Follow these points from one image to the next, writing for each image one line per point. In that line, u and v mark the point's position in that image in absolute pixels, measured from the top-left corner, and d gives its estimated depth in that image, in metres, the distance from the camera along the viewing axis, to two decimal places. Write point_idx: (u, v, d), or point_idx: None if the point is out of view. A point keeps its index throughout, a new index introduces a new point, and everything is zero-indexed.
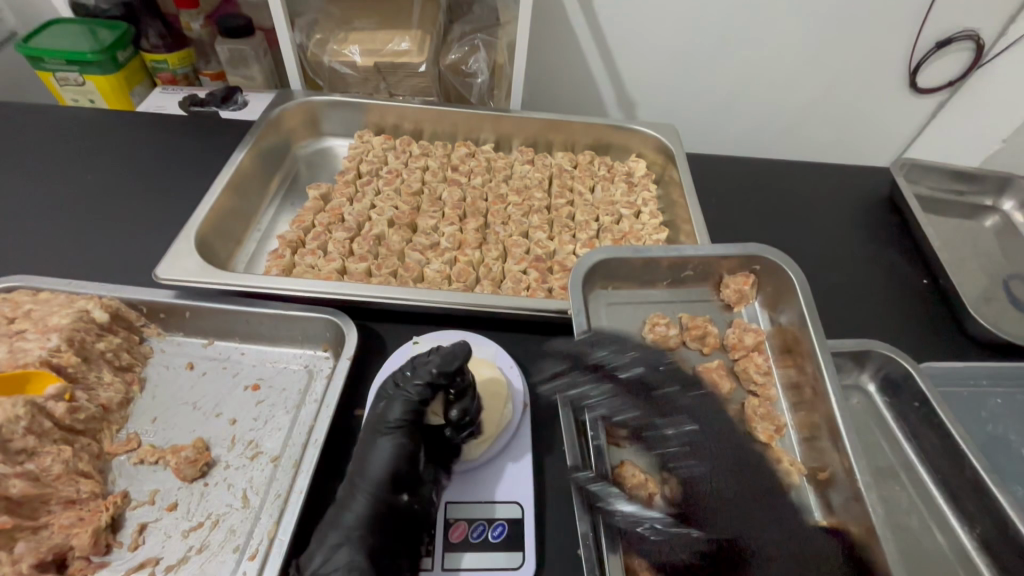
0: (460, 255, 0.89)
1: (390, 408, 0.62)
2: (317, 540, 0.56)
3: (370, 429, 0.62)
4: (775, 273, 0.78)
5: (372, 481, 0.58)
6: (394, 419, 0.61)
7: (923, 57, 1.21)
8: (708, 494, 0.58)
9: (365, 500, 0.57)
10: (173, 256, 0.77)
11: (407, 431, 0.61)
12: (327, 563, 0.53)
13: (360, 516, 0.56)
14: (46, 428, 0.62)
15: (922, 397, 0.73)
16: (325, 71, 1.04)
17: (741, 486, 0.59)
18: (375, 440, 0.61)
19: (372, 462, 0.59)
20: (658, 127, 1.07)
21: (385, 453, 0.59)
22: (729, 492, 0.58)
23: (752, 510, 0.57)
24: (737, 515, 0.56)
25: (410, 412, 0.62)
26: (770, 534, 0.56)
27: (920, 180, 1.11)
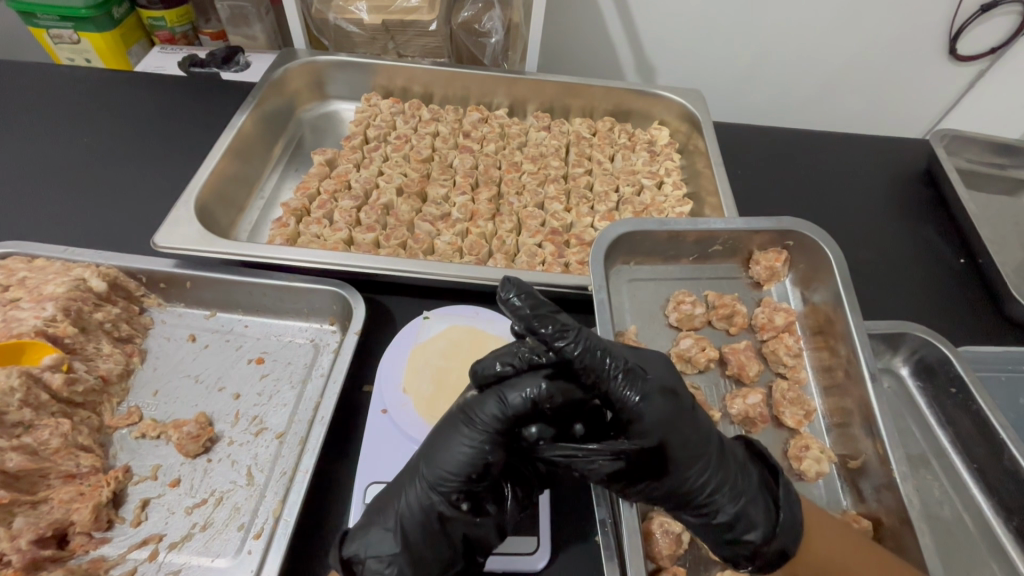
0: (472, 227, 0.85)
1: (483, 403, 0.48)
2: (368, 514, 0.52)
3: (457, 419, 0.49)
4: (810, 249, 0.73)
5: (435, 481, 0.49)
6: (486, 416, 0.48)
7: (966, 22, 1.12)
8: (654, 422, 0.47)
9: (422, 495, 0.49)
10: (171, 223, 0.73)
11: (497, 436, 0.48)
12: (369, 548, 0.50)
13: (411, 511, 0.49)
14: (43, 400, 0.60)
15: (959, 382, 0.69)
16: (330, 28, 0.97)
17: (682, 405, 0.49)
18: (451, 433, 0.49)
19: (442, 456, 0.49)
20: (683, 93, 1.00)
21: (461, 452, 0.48)
22: (672, 410, 0.48)
23: (685, 434, 0.48)
24: (680, 436, 0.48)
25: (502, 421, 0.47)
26: (704, 455, 0.48)
27: (960, 151, 1.03)
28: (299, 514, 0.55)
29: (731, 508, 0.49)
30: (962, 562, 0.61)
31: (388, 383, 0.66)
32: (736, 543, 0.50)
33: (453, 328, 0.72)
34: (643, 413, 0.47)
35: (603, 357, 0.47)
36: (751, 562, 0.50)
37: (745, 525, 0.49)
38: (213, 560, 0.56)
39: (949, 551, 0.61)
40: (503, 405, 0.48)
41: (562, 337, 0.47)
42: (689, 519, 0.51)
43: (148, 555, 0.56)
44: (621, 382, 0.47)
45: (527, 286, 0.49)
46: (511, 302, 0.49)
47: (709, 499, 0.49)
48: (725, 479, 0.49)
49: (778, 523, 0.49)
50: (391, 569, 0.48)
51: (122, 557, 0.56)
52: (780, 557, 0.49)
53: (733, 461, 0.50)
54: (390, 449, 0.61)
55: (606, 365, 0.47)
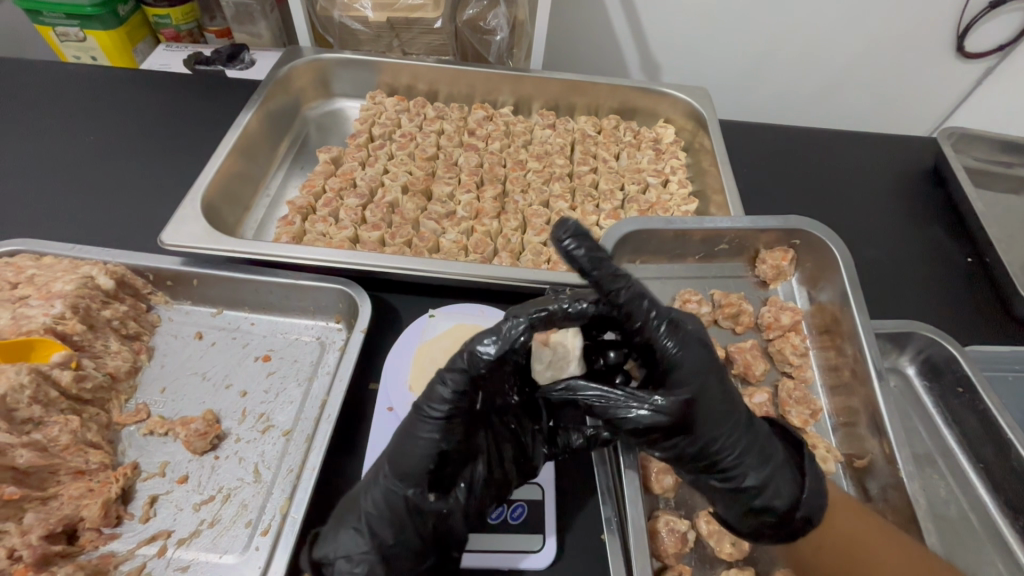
0: (478, 225, 0.85)
1: (436, 389, 0.49)
2: (337, 517, 0.51)
3: (414, 409, 0.51)
4: (817, 248, 0.72)
5: (399, 474, 0.49)
6: (439, 402, 0.49)
7: (974, 18, 1.11)
8: (692, 375, 0.49)
9: (389, 490, 0.49)
10: (177, 221, 0.73)
11: (452, 418, 0.49)
12: (341, 549, 0.49)
13: (377, 507, 0.49)
14: (52, 397, 0.61)
15: (966, 381, 0.69)
16: (335, 26, 0.97)
17: (715, 365, 0.51)
18: (410, 422, 0.50)
19: (403, 449, 0.50)
20: (689, 90, 1.00)
21: (418, 441, 0.49)
22: (707, 366, 0.49)
23: (719, 392, 0.49)
24: (715, 393, 0.49)
25: (458, 401, 0.49)
26: (734, 415, 0.50)
27: (968, 149, 1.03)
28: (306, 511, 0.56)
29: (758, 474, 0.49)
30: (969, 561, 0.60)
31: (394, 381, 0.66)
32: (759, 512, 0.50)
33: (459, 326, 0.72)
34: (682, 362, 0.49)
35: (650, 307, 0.50)
36: (774, 533, 0.50)
37: (772, 492, 0.49)
38: (221, 556, 0.56)
39: (956, 551, 0.61)
40: (454, 387, 0.49)
41: (617, 283, 0.49)
42: (713, 487, 0.51)
43: (157, 551, 0.57)
44: (663, 332, 0.49)
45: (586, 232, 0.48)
46: (565, 245, 0.48)
47: (737, 461, 0.49)
48: (751, 443, 0.50)
49: (804, 492, 0.50)
50: (363, 567, 0.48)
51: (131, 553, 0.56)
52: (803, 526, 0.50)
53: (759, 427, 0.52)
54: None
55: (650, 315, 0.50)
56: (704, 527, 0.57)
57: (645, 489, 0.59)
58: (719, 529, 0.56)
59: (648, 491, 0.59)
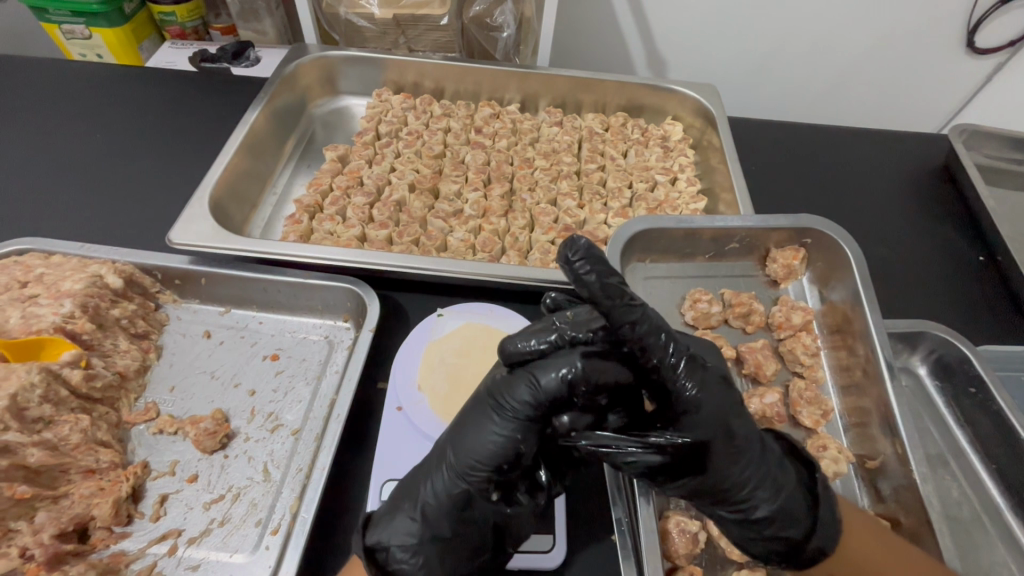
0: (485, 223, 0.85)
1: (514, 388, 0.48)
2: (391, 503, 0.52)
3: (487, 406, 0.49)
4: (828, 248, 0.72)
5: (464, 470, 0.49)
6: (517, 401, 0.48)
7: (986, 13, 1.09)
8: (709, 416, 0.47)
9: (451, 484, 0.49)
10: (185, 220, 0.73)
11: (529, 423, 0.48)
12: (394, 536, 0.50)
13: (437, 500, 0.50)
14: (63, 396, 0.61)
15: (979, 381, 0.68)
16: (341, 23, 0.97)
17: (727, 401, 0.48)
18: (483, 419, 0.49)
19: (471, 445, 0.49)
20: (697, 87, 0.99)
21: (490, 440, 0.48)
22: (719, 404, 0.47)
23: (734, 430, 0.48)
24: (728, 432, 0.47)
25: (534, 406, 0.48)
26: (749, 450, 0.48)
27: (978, 146, 1.01)
28: (316, 512, 0.55)
29: (768, 506, 0.49)
30: (981, 563, 0.60)
31: (403, 380, 0.66)
32: (771, 539, 0.50)
33: (467, 325, 0.71)
34: (698, 404, 0.46)
35: (666, 343, 0.46)
36: (783, 558, 0.51)
37: (782, 522, 0.49)
38: (231, 556, 0.56)
39: (967, 551, 0.60)
40: (535, 390, 0.48)
41: (627, 316, 0.44)
42: (722, 514, 0.51)
43: (168, 549, 0.57)
44: (680, 370, 0.46)
45: (598, 251, 0.44)
46: (575, 266, 0.43)
47: (748, 495, 0.49)
48: (764, 478, 0.49)
49: (817, 520, 0.50)
50: (417, 560, 0.49)
51: (142, 552, 0.56)
52: (815, 554, 0.50)
53: (772, 456, 0.50)
54: (406, 448, 0.61)
55: (667, 352, 0.46)
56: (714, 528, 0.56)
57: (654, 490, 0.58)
58: None
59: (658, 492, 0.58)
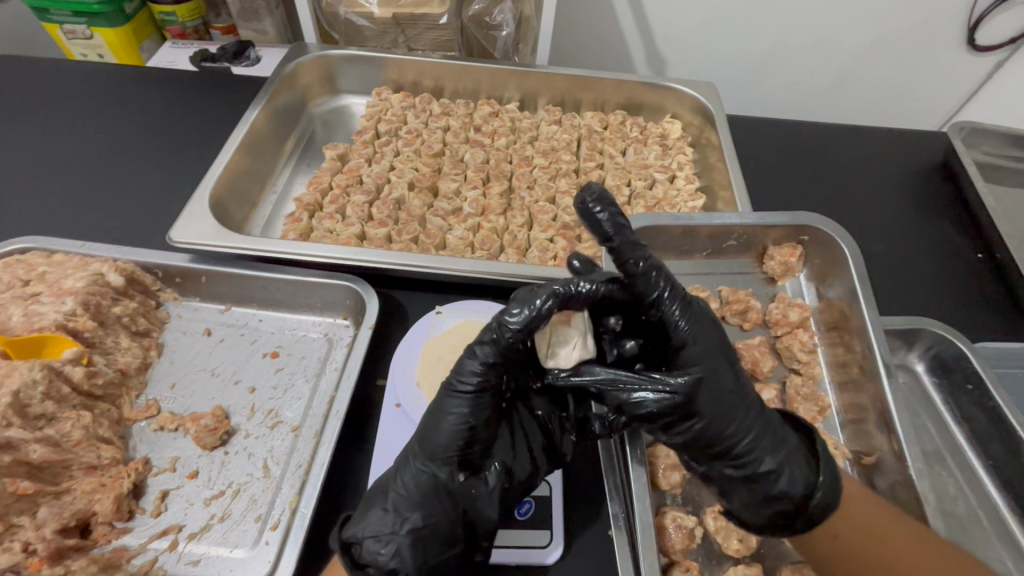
0: (484, 221, 0.85)
1: (461, 365, 0.50)
2: (367, 500, 0.52)
3: (442, 387, 0.52)
4: (825, 244, 0.72)
5: (430, 453, 0.50)
6: (468, 375, 0.50)
7: (985, 12, 1.09)
8: (702, 354, 0.50)
9: (420, 470, 0.50)
10: (185, 219, 0.73)
11: (481, 395, 0.50)
12: (369, 527, 0.49)
13: (408, 488, 0.50)
14: (64, 394, 0.61)
15: (976, 378, 0.68)
16: (341, 22, 0.97)
17: (724, 348, 0.52)
18: (439, 400, 0.51)
19: (433, 426, 0.51)
20: (696, 85, 0.99)
21: (447, 419, 0.50)
22: (716, 346, 0.51)
23: (731, 374, 0.51)
24: (723, 373, 0.50)
25: (483, 377, 0.49)
26: (746, 398, 0.51)
27: (977, 144, 1.01)
28: (314, 507, 0.56)
29: (773, 458, 0.50)
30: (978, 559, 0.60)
31: (402, 377, 0.66)
32: (775, 499, 0.50)
33: (466, 322, 0.72)
34: (690, 341, 0.50)
35: (665, 282, 0.51)
36: (792, 523, 0.50)
37: (788, 478, 0.50)
38: (231, 551, 0.57)
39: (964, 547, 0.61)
40: (482, 360, 0.49)
41: (635, 253, 0.51)
42: (728, 475, 0.51)
43: (168, 545, 0.57)
44: (675, 309, 0.51)
45: (612, 200, 0.52)
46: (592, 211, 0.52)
47: (753, 444, 0.50)
48: (766, 427, 0.51)
49: (819, 476, 0.50)
50: (390, 549, 0.48)
51: (143, 547, 0.57)
52: (818, 512, 0.49)
53: (770, 409, 0.53)
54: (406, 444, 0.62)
55: (663, 291, 0.51)
56: (711, 523, 0.56)
57: (652, 486, 0.59)
58: (726, 526, 0.56)
59: (655, 488, 0.59)
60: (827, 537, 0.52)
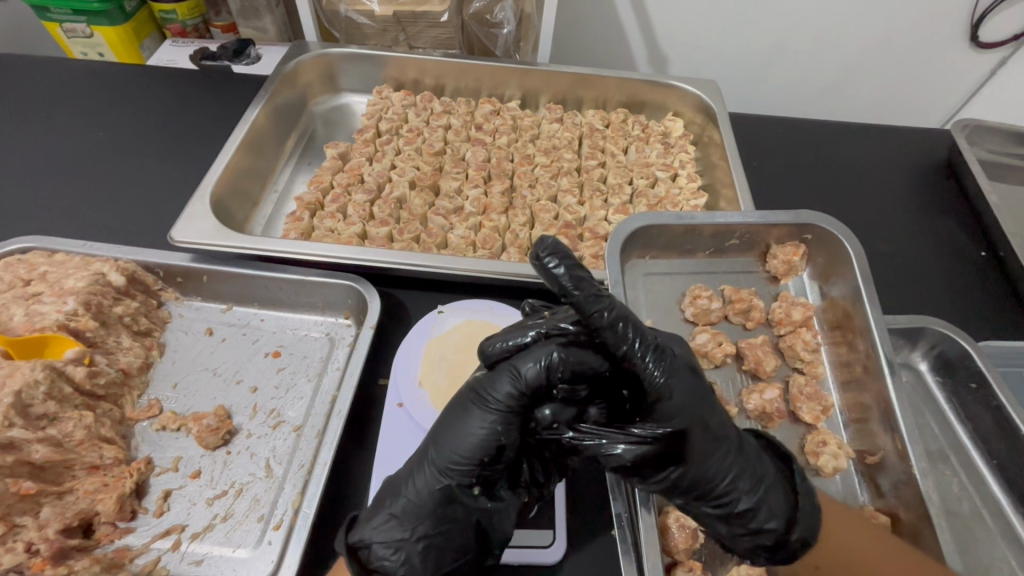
0: (486, 220, 0.85)
1: (496, 380, 0.49)
2: (375, 502, 0.52)
3: (471, 398, 0.50)
4: (829, 243, 0.72)
5: (447, 464, 0.49)
6: (501, 393, 0.48)
7: (989, 8, 1.09)
8: (682, 405, 0.48)
9: (435, 479, 0.50)
10: (187, 218, 0.73)
11: (512, 416, 0.48)
12: (378, 533, 0.50)
13: (420, 497, 0.50)
14: (66, 393, 0.61)
15: (979, 377, 0.68)
16: (342, 20, 0.97)
17: (701, 391, 0.50)
18: (466, 412, 0.50)
19: (457, 439, 0.49)
20: (698, 83, 0.99)
21: (475, 433, 0.48)
22: (692, 391, 0.49)
23: (709, 420, 0.49)
24: (701, 421, 0.48)
25: (516, 399, 0.48)
26: (723, 443, 0.50)
27: (981, 141, 1.01)
28: (318, 507, 0.56)
29: (749, 498, 0.50)
30: (982, 559, 0.60)
31: (404, 376, 0.66)
32: (755, 535, 0.51)
33: (468, 322, 0.71)
34: (668, 393, 0.48)
35: (632, 332, 0.47)
36: (771, 555, 0.52)
37: (765, 513, 0.50)
38: (234, 551, 0.57)
39: (968, 547, 0.61)
40: (517, 381, 0.48)
41: (598, 304, 0.46)
42: (706, 513, 0.51)
43: (171, 545, 0.57)
44: (649, 360, 0.47)
45: (563, 245, 0.48)
46: (546, 263, 0.48)
47: (730, 486, 0.50)
48: (744, 469, 0.50)
49: (797, 511, 0.51)
50: (399, 555, 0.49)
51: (146, 547, 0.57)
52: (799, 547, 0.51)
53: (749, 446, 0.52)
54: (407, 443, 0.62)
55: (633, 342, 0.47)
56: None
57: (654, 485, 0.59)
58: None
59: None
60: (807, 568, 0.53)
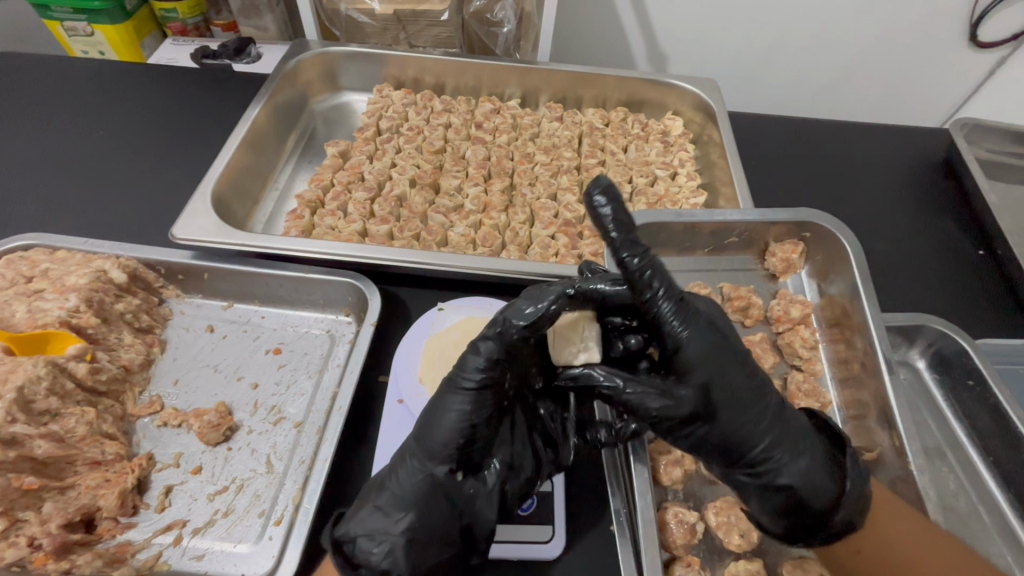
0: (486, 218, 0.85)
1: (465, 364, 0.52)
2: (360, 498, 0.52)
3: (444, 386, 0.53)
4: (827, 241, 0.72)
5: (427, 451, 0.51)
6: (470, 374, 0.51)
7: (989, 7, 1.09)
8: (703, 359, 0.50)
9: (415, 468, 0.51)
10: (188, 215, 0.73)
11: (483, 394, 0.51)
12: (363, 526, 0.49)
13: (404, 486, 0.50)
14: (68, 389, 0.61)
15: (977, 374, 0.68)
16: (342, 19, 0.97)
17: (732, 350, 0.51)
18: (441, 398, 0.52)
19: (434, 424, 0.51)
20: (697, 82, 0.99)
21: (450, 415, 0.51)
22: (720, 349, 0.50)
23: (737, 378, 0.50)
24: (728, 377, 0.50)
25: (483, 376, 0.51)
26: (761, 405, 0.51)
27: (979, 140, 1.01)
28: (318, 502, 0.56)
29: (791, 469, 0.50)
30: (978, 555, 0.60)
31: (404, 373, 0.67)
32: (796, 511, 0.51)
33: (468, 319, 0.72)
34: (689, 347, 0.49)
35: (661, 284, 0.49)
36: (813, 536, 0.51)
37: (808, 489, 0.50)
38: (235, 546, 0.57)
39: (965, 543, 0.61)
40: (487, 357, 0.51)
41: (634, 253, 0.48)
42: (744, 483, 0.52)
43: (172, 540, 0.57)
44: (672, 314, 0.49)
45: (617, 192, 0.49)
46: (597, 204, 0.49)
47: (768, 454, 0.50)
48: (783, 435, 0.51)
49: (845, 492, 0.50)
50: (383, 549, 0.48)
51: (147, 542, 0.57)
52: (842, 527, 0.50)
53: (791, 416, 0.52)
54: None
55: (660, 294, 0.49)
56: (712, 519, 0.56)
57: (653, 481, 0.59)
58: (728, 522, 0.56)
59: (657, 483, 0.59)
60: (849, 552, 0.53)
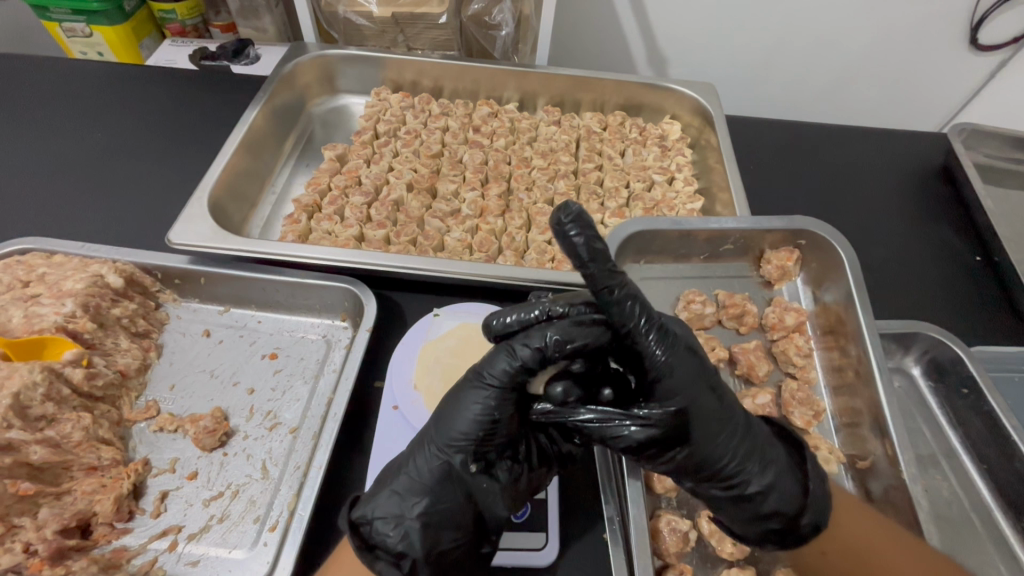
0: (482, 223, 0.85)
1: (492, 361, 0.50)
2: (377, 481, 0.52)
3: (469, 378, 0.51)
4: (823, 248, 0.72)
5: (447, 440, 0.50)
6: (497, 371, 0.49)
7: (989, 10, 1.09)
8: (683, 381, 0.48)
9: (434, 456, 0.50)
10: (185, 220, 0.74)
11: (507, 392, 0.49)
12: (379, 509, 0.49)
13: (420, 475, 0.50)
14: (64, 395, 0.62)
15: (971, 383, 0.68)
16: (340, 21, 0.96)
17: (704, 369, 0.50)
18: (464, 390, 0.51)
19: (456, 416, 0.50)
20: (695, 86, 0.99)
21: (473, 409, 0.49)
22: (695, 370, 0.49)
23: (710, 398, 0.49)
24: (705, 401, 0.49)
25: (511, 375, 0.49)
26: (729, 421, 0.50)
27: (977, 145, 1.01)
28: (312, 508, 0.56)
29: (762, 480, 0.50)
30: (969, 562, 0.60)
31: (398, 379, 0.67)
32: (766, 518, 0.51)
33: (463, 325, 0.72)
34: (670, 371, 0.48)
35: (640, 312, 0.47)
36: (781, 539, 0.52)
37: (776, 497, 0.50)
38: (230, 551, 0.57)
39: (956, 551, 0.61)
40: (516, 362, 0.48)
41: (612, 280, 0.46)
42: (716, 494, 0.52)
43: (168, 545, 0.58)
44: (653, 338, 0.48)
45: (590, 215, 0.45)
46: (567, 230, 0.44)
47: (741, 467, 0.50)
48: (750, 450, 0.50)
49: (810, 497, 0.51)
50: (398, 532, 0.48)
51: (143, 547, 0.58)
52: (810, 530, 0.51)
53: (759, 428, 0.53)
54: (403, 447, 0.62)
55: (641, 320, 0.47)
56: (705, 527, 0.57)
57: (647, 489, 0.60)
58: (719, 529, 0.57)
59: (650, 491, 0.60)
60: (814, 554, 0.54)
